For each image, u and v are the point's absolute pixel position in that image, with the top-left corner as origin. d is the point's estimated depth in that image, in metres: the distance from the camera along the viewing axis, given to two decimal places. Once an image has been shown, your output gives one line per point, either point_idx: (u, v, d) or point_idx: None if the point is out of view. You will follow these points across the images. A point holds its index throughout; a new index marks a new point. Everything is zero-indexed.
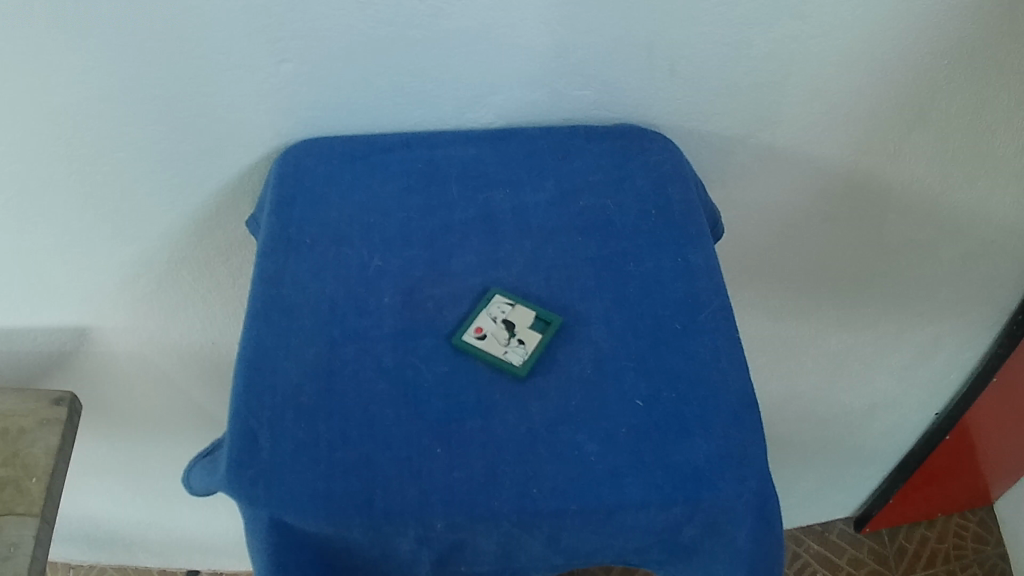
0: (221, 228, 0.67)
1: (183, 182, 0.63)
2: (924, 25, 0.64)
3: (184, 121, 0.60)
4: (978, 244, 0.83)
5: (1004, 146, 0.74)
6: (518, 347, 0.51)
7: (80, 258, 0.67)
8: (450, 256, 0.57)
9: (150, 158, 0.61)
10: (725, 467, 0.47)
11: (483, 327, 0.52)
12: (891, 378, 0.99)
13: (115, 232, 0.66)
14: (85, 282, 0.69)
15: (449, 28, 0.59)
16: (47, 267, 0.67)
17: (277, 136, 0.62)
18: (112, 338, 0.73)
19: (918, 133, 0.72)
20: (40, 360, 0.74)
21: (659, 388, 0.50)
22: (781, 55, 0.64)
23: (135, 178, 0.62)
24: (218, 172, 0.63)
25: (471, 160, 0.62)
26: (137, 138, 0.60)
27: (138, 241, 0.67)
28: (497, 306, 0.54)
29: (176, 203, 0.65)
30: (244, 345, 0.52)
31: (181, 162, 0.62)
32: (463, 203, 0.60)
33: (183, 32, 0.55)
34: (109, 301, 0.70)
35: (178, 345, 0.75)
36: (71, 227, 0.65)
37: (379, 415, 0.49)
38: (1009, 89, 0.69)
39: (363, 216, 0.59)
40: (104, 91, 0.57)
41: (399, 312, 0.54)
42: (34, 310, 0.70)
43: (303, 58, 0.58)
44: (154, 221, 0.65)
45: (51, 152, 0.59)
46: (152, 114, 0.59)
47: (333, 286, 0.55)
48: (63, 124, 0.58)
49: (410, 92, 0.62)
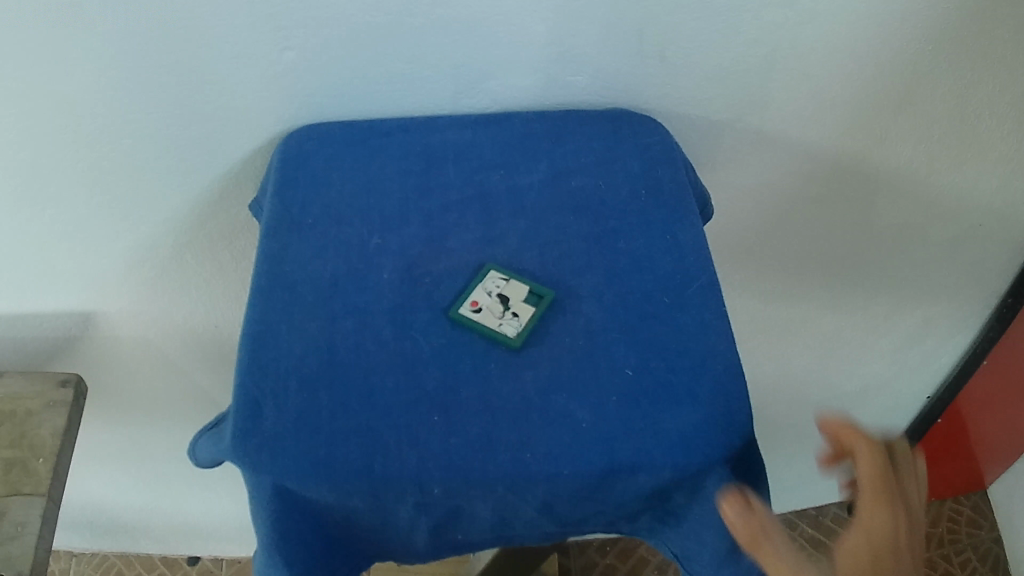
0: (223, 214, 0.68)
1: (186, 167, 0.65)
2: (910, 10, 0.65)
3: (186, 107, 0.61)
4: (965, 227, 0.85)
5: (989, 128, 0.75)
6: (512, 320, 0.53)
7: (85, 244, 0.68)
8: (447, 234, 0.59)
9: (154, 144, 0.63)
10: (711, 433, 0.49)
11: (478, 302, 0.54)
12: (881, 360, 1.01)
13: (120, 217, 0.67)
14: (90, 268, 0.70)
15: (446, 15, 0.60)
16: (53, 253, 0.69)
17: (278, 122, 0.64)
18: (117, 323, 0.75)
19: (905, 116, 0.73)
20: (46, 345, 0.75)
21: (649, 359, 0.52)
22: (769, 40, 0.66)
23: (139, 163, 0.64)
24: (221, 157, 0.65)
25: (467, 144, 0.63)
26: (142, 125, 0.61)
27: (141, 227, 0.68)
28: (492, 281, 0.55)
29: (179, 189, 0.66)
30: (249, 322, 0.54)
31: (185, 148, 0.64)
32: (459, 184, 0.61)
33: (188, 19, 0.56)
34: (114, 286, 0.72)
35: (180, 329, 0.76)
36: (76, 214, 0.66)
37: (379, 385, 0.51)
38: (993, 73, 0.70)
39: (363, 197, 0.60)
40: (109, 78, 0.58)
41: (397, 289, 0.55)
42: (41, 295, 0.72)
43: (304, 46, 0.60)
44: (158, 206, 0.67)
45: (58, 137, 0.61)
46: (157, 101, 0.60)
47: (333, 264, 0.56)
48: (69, 109, 0.59)
49: (408, 78, 0.63)
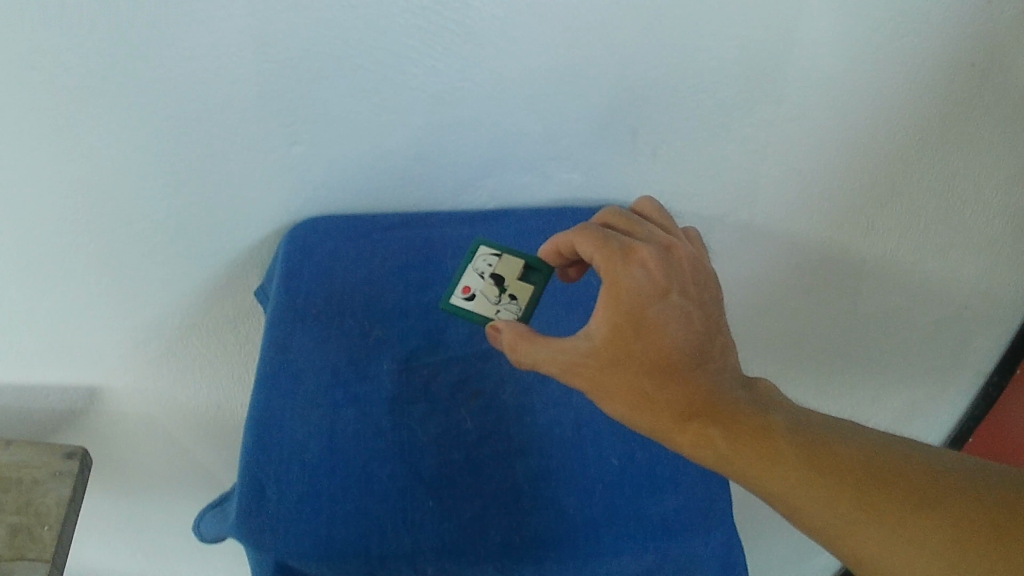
0: (230, 297, 0.71)
1: (195, 253, 0.67)
2: (892, 109, 0.69)
3: (198, 197, 0.63)
4: (954, 310, 0.90)
5: (974, 215, 0.79)
6: (510, 302, 0.60)
7: (94, 324, 0.70)
8: (445, 328, 0.63)
9: (165, 231, 0.65)
10: (684, 517, 0.64)
11: (471, 288, 0.61)
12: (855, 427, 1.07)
13: (128, 299, 0.69)
14: (97, 346, 0.72)
15: (448, 115, 0.63)
16: (58, 334, 0.70)
17: (285, 212, 0.67)
18: (122, 397, 0.77)
19: (864, 219, 0.78)
20: (50, 416, 0.76)
21: (631, 451, 0.64)
22: (758, 137, 0.69)
23: (150, 249, 0.66)
24: (229, 242, 0.67)
25: (467, 241, 0.66)
26: (152, 214, 0.63)
27: (151, 308, 0.70)
28: (483, 260, 0.62)
29: (188, 273, 0.69)
30: (254, 406, 0.60)
31: (194, 235, 0.66)
32: (458, 280, 0.64)
33: (200, 116, 0.58)
34: (121, 363, 0.74)
35: (185, 406, 0.79)
36: (85, 295, 0.67)
37: (373, 473, 0.59)
38: (973, 165, 0.75)
39: (364, 287, 0.64)
40: (126, 170, 0.60)
41: (397, 381, 0.62)
42: (46, 373, 0.73)
43: (310, 143, 0.62)
44: (167, 288, 0.69)
45: (73, 223, 0.62)
46: (167, 190, 0.62)
47: (335, 352, 0.62)
48: (84, 197, 0.60)
49: (409, 172, 0.67)
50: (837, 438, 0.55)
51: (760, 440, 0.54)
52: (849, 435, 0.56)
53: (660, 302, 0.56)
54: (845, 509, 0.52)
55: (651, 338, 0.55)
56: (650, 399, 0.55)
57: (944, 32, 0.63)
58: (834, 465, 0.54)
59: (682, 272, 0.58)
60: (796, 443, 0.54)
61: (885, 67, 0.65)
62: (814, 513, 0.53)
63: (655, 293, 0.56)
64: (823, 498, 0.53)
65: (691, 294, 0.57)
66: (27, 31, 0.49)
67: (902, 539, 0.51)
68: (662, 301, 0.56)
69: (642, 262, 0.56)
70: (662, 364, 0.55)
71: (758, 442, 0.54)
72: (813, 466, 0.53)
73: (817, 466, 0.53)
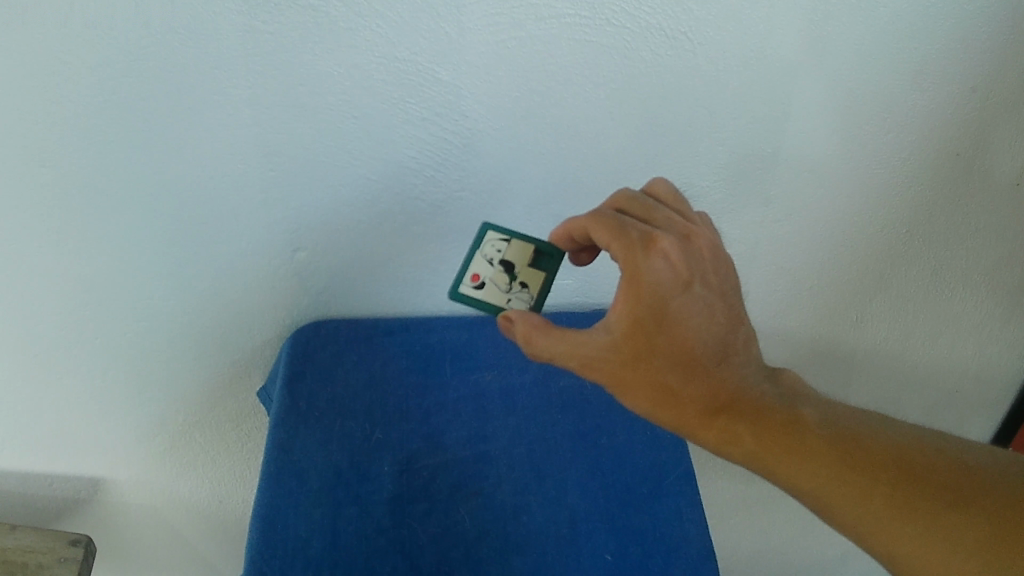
0: (240, 391, 0.76)
1: (203, 351, 0.72)
2: (841, 202, 0.77)
3: (210, 302, 0.69)
4: (949, 389, 1.00)
5: (957, 305, 0.90)
6: (522, 291, 0.65)
7: (102, 418, 0.74)
8: (444, 430, 0.66)
9: (174, 331, 0.70)
10: None
11: (480, 276, 0.65)
12: None
13: (139, 392, 0.73)
14: (103, 438, 0.75)
15: (446, 223, 0.69)
16: (73, 428, 0.74)
17: (289, 316, 0.72)
18: (126, 487, 0.80)
19: (844, 304, 0.87)
20: (56, 504, 0.79)
21: (629, 546, 0.62)
22: (734, 234, 0.78)
23: (160, 347, 0.70)
24: (241, 339, 0.72)
25: (463, 346, 0.70)
26: (164, 315, 0.68)
27: (157, 403, 0.74)
28: (492, 246, 0.65)
29: (195, 370, 0.73)
30: (257, 506, 0.59)
31: (201, 334, 0.71)
32: (455, 383, 0.68)
33: (213, 223, 0.64)
34: (127, 458, 0.78)
35: (185, 500, 0.83)
36: (95, 391, 0.72)
37: (376, 567, 0.58)
38: (946, 256, 0.84)
39: (366, 393, 0.67)
40: (144, 272, 0.66)
41: (397, 480, 0.62)
42: (56, 466, 0.76)
43: (313, 248, 0.68)
44: (175, 384, 0.73)
45: (91, 322, 0.67)
46: (179, 293, 0.68)
47: (338, 453, 0.63)
48: (104, 298, 0.66)
49: (410, 278, 0.73)
50: (859, 439, 0.58)
51: (787, 437, 0.57)
52: (878, 436, 0.59)
53: (683, 294, 0.55)
54: (876, 507, 0.54)
55: (673, 331, 0.55)
56: (676, 394, 0.57)
57: (879, 133, 0.72)
58: (857, 466, 0.56)
59: (702, 260, 0.56)
60: (825, 438, 0.57)
61: (828, 163, 0.74)
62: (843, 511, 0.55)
63: (678, 285, 0.54)
64: (853, 495, 0.55)
65: (714, 284, 0.56)
66: (69, 152, 0.57)
67: (922, 538, 0.53)
68: (685, 294, 0.55)
69: (664, 252, 0.55)
70: (684, 360, 0.56)
71: (784, 440, 0.57)
72: (849, 472, 0.56)
73: (847, 465, 0.56)
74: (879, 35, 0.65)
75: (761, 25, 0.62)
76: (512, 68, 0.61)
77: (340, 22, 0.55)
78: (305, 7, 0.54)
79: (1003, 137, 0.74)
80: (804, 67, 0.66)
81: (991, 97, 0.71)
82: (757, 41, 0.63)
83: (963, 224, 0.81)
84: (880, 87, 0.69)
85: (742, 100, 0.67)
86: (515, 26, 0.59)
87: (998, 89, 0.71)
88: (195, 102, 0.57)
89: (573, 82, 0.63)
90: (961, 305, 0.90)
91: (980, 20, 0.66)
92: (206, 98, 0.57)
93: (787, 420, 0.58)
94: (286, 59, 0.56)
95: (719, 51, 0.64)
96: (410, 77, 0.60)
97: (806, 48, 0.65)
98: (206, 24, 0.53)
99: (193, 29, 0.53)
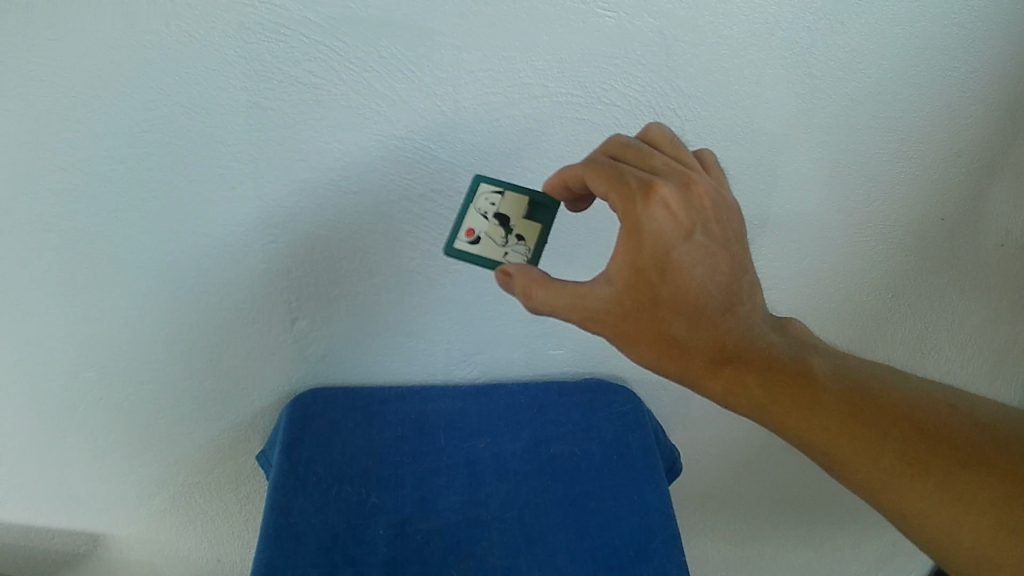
0: (244, 446, 0.79)
1: (203, 416, 0.75)
2: (824, 269, 0.80)
3: (211, 372, 0.72)
4: None
5: (943, 363, 0.92)
6: (519, 244, 0.61)
7: (105, 478, 0.78)
8: (438, 495, 0.68)
9: (176, 397, 0.73)
10: None
11: (474, 232, 0.62)
12: (838, 562, 1.10)
13: (144, 446, 0.76)
14: (104, 497, 0.79)
15: (442, 293, 0.71)
16: (79, 476, 0.77)
17: (289, 382, 0.75)
18: (123, 544, 0.85)
19: None
20: (59, 556, 0.85)
21: None
22: None
23: (162, 412, 0.74)
24: (242, 400, 0.75)
25: (457, 413, 0.75)
26: (166, 384, 0.71)
27: (158, 464, 0.78)
28: (485, 200, 0.63)
29: (195, 433, 0.76)
30: (255, 565, 0.60)
31: (202, 400, 0.74)
32: (449, 451, 0.72)
33: (215, 297, 0.66)
34: (126, 516, 0.82)
35: (185, 557, 0.88)
36: (98, 455, 0.75)
37: None
38: (931, 318, 0.87)
39: (363, 459, 0.70)
40: (148, 345, 0.68)
41: (392, 544, 0.64)
42: (57, 524, 0.81)
43: (312, 317, 0.70)
44: (176, 447, 0.77)
45: (96, 392, 0.70)
46: (181, 365, 0.70)
47: (334, 516, 0.65)
48: (108, 369, 0.69)
49: (406, 347, 0.75)
50: (872, 392, 0.57)
51: (794, 388, 0.55)
52: (887, 389, 0.57)
53: (685, 243, 0.51)
54: (888, 462, 0.54)
55: (678, 282, 0.52)
56: (682, 345, 0.55)
57: (861, 202, 0.74)
58: (871, 420, 0.55)
59: (704, 208, 0.52)
60: (834, 389, 0.56)
61: (811, 232, 0.76)
62: (854, 466, 0.55)
63: (679, 234, 0.51)
64: (859, 445, 0.54)
65: (717, 233, 0.53)
66: (83, 235, 0.60)
67: (933, 494, 0.53)
68: (687, 242, 0.51)
69: (664, 201, 0.51)
70: (689, 311, 0.53)
71: (791, 393, 0.55)
72: (858, 427, 0.55)
73: (857, 423, 0.55)
74: (861, 110, 0.67)
75: (747, 100, 0.65)
76: (506, 145, 0.64)
77: (342, 100, 0.58)
78: (308, 87, 0.56)
79: (986, 201, 0.76)
80: (788, 142, 0.68)
81: (974, 162, 0.73)
82: (743, 118, 0.66)
83: (947, 287, 0.84)
84: (863, 157, 0.71)
85: (729, 174, 0.70)
86: (509, 104, 0.61)
87: (980, 155, 0.72)
88: (200, 175, 0.59)
89: (566, 159, 0.66)
90: (947, 362, 0.92)
91: (961, 90, 0.67)
92: (211, 172, 0.59)
93: (799, 370, 0.56)
94: (288, 134, 0.58)
95: (707, 127, 0.66)
96: (407, 152, 0.62)
97: (789, 124, 0.67)
98: (211, 102, 0.55)
99: (199, 106, 0.55)
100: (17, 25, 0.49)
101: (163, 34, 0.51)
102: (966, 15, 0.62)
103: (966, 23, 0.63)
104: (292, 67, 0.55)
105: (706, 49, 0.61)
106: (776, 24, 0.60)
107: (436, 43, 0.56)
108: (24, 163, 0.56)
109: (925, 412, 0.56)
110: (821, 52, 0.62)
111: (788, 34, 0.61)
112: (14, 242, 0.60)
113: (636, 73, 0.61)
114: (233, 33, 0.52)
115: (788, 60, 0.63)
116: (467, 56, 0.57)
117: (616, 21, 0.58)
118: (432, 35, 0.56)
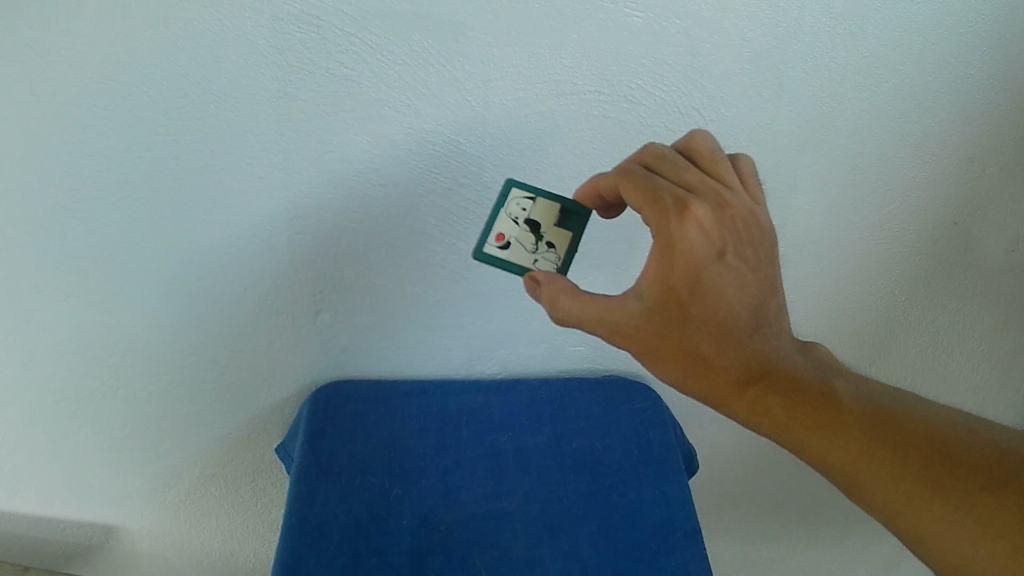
0: (262, 439, 0.78)
1: (221, 408, 0.74)
2: (842, 272, 0.81)
3: (231, 364, 0.71)
4: None
5: (954, 365, 0.93)
6: (548, 252, 0.62)
7: (121, 470, 0.77)
8: (460, 488, 0.68)
9: (195, 389, 0.72)
10: None
11: (504, 237, 0.62)
12: (846, 563, 1.11)
13: (161, 437, 0.75)
14: (119, 489, 0.79)
15: (466, 287, 0.71)
16: (92, 469, 0.76)
17: (309, 375, 0.74)
18: (136, 536, 0.84)
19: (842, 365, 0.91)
20: (71, 547, 0.84)
21: None
22: None
23: (181, 404, 0.73)
24: (261, 393, 0.75)
25: (478, 408, 0.75)
26: (185, 375, 0.71)
27: (174, 457, 0.77)
28: (518, 205, 0.62)
29: (213, 425, 0.76)
30: (279, 554, 0.60)
31: (221, 393, 0.73)
32: (471, 444, 0.72)
33: (238, 287, 0.66)
34: (140, 509, 0.81)
35: (199, 550, 0.87)
36: (114, 446, 0.75)
37: None
38: (943, 320, 0.88)
39: (386, 450, 0.70)
40: (170, 336, 0.68)
41: (416, 534, 0.64)
42: (70, 515, 0.81)
43: (335, 310, 0.70)
44: (193, 439, 0.76)
45: (115, 382, 0.70)
46: (202, 356, 0.70)
47: (358, 507, 0.64)
48: (128, 360, 0.68)
49: (427, 341, 0.75)
50: (902, 414, 0.56)
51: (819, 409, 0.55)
52: (916, 412, 0.56)
53: (716, 263, 0.53)
54: (910, 485, 0.53)
55: (706, 301, 0.54)
56: (710, 364, 0.55)
57: (879, 205, 0.75)
58: (898, 445, 0.54)
59: (737, 230, 0.54)
60: (861, 412, 0.55)
61: (830, 235, 0.77)
62: (873, 492, 0.54)
63: (710, 254, 0.53)
64: (885, 472, 0.53)
65: (746, 253, 0.55)
66: (110, 224, 0.60)
67: (952, 520, 0.52)
68: (718, 263, 0.54)
69: (698, 220, 0.53)
70: (716, 329, 0.54)
71: (818, 416, 0.54)
72: (883, 453, 0.54)
73: (882, 447, 0.54)
74: (881, 115, 0.68)
75: (770, 102, 0.65)
76: (536, 141, 0.64)
77: (372, 93, 0.57)
78: (338, 78, 0.56)
79: (998, 208, 0.76)
80: (810, 144, 0.69)
81: (988, 168, 0.73)
82: (766, 119, 0.66)
83: (959, 292, 0.85)
84: (882, 161, 0.71)
85: None
86: (538, 101, 0.61)
87: (996, 161, 0.73)
88: (228, 165, 0.59)
89: (595, 156, 0.66)
90: (957, 364, 0.93)
91: (978, 96, 0.68)
92: (238, 162, 0.59)
93: (828, 390, 0.56)
94: (318, 126, 0.58)
95: (732, 128, 0.66)
96: (436, 146, 0.62)
97: (810, 127, 0.68)
98: (241, 92, 0.55)
99: (228, 95, 0.55)
100: (51, 9, 0.49)
101: (195, 22, 0.51)
102: (985, 23, 0.63)
103: (986, 31, 0.64)
104: (323, 58, 0.55)
105: (732, 50, 0.61)
106: (798, 27, 0.61)
107: (467, 39, 0.56)
108: (52, 149, 0.55)
109: (954, 436, 0.55)
110: (841, 56, 0.63)
111: (810, 37, 0.61)
112: (43, 229, 0.59)
113: (662, 72, 0.61)
114: (264, 23, 0.52)
115: (811, 63, 0.63)
116: (497, 51, 0.57)
117: (644, 20, 0.58)
118: (462, 30, 0.56)
